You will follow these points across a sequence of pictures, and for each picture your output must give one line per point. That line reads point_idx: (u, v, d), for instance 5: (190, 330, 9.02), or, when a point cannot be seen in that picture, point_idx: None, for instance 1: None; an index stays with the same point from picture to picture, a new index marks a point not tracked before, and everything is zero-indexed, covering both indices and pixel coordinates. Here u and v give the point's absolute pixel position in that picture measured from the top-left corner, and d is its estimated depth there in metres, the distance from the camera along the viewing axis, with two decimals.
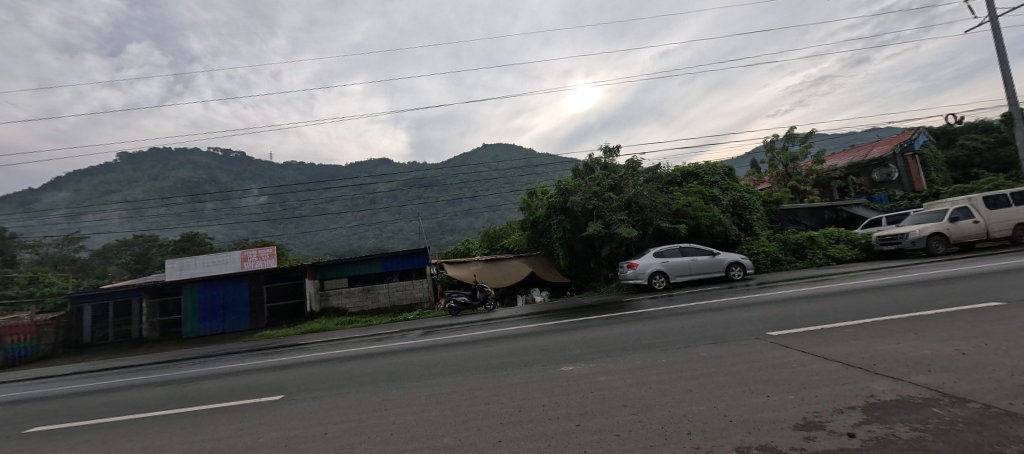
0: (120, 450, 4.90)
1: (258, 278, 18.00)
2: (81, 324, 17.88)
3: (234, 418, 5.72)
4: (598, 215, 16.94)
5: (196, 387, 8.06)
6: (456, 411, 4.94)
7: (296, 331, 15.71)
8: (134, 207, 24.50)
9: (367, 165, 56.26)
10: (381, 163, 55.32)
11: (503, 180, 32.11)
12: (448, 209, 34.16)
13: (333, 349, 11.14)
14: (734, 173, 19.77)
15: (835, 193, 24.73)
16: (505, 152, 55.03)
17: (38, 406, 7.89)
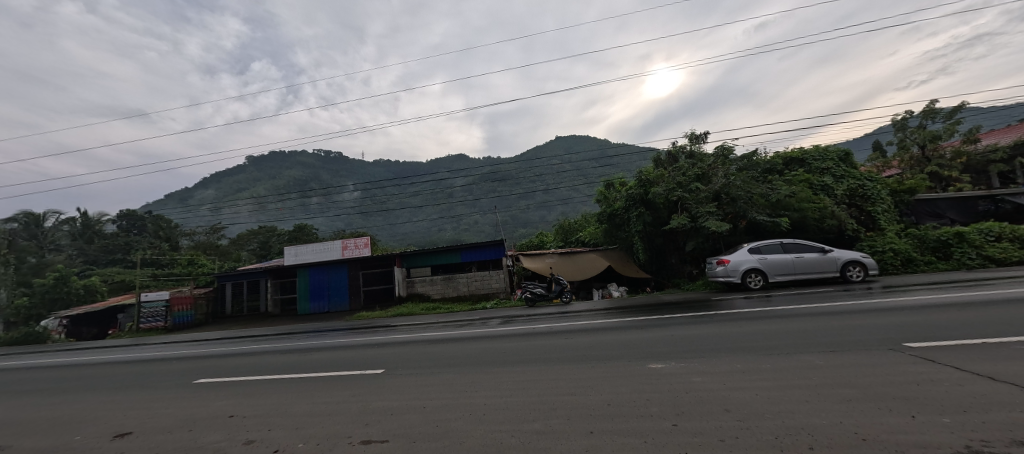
0: (245, 412, 4.64)
1: (353, 264, 18.15)
2: (225, 299, 19.58)
3: (342, 385, 5.52)
4: (682, 207, 13.60)
5: (312, 358, 8.02)
6: (540, 399, 4.05)
7: (389, 313, 15.44)
8: (259, 202, 27.44)
9: (445, 162, 59.09)
10: (457, 159, 57.75)
11: (577, 172, 30.63)
12: (520, 202, 33.33)
13: (417, 331, 10.56)
14: (852, 158, 14.99)
15: (995, 180, 18.14)
16: (577, 143, 53.65)
17: (189, 363, 8.26)
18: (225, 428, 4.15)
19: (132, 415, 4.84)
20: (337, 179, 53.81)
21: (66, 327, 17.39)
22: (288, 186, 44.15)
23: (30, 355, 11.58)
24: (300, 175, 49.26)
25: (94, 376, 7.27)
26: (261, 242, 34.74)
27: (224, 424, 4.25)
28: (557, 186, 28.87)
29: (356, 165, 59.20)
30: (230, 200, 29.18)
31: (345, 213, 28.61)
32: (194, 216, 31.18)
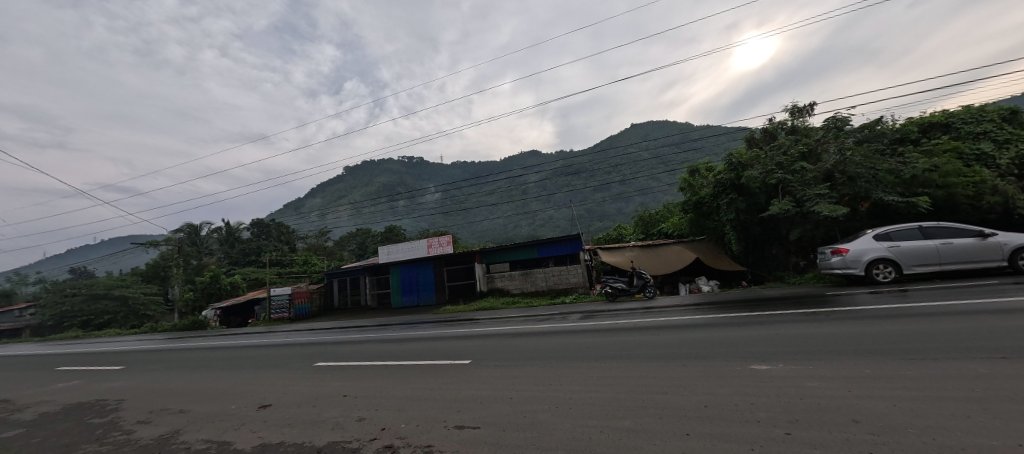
0: (355, 393, 5.18)
1: (438, 261, 19.22)
2: (332, 292, 22.11)
3: (434, 373, 5.88)
4: (785, 191, 11.78)
5: (407, 347, 8.67)
6: (627, 397, 3.86)
7: (471, 307, 16.12)
8: (356, 207, 30.52)
9: (519, 159, 59.84)
10: (531, 155, 58.12)
11: (657, 160, 28.82)
12: (596, 195, 32.42)
13: (499, 325, 10.83)
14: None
15: None
16: (656, 129, 50.48)
17: (309, 349, 9.52)
18: (341, 405, 4.68)
19: (271, 390, 5.71)
20: (420, 182, 57.69)
21: (220, 316, 21.13)
22: (380, 191, 48.44)
23: (196, 339, 14.27)
24: (389, 180, 53.62)
25: (241, 357, 8.72)
26: (360, 243, 38.64)
27: (340, 402, 4.80)
28: (635, 175, 27.49)
29: (437, 168, 62.81)
30: (333, 207, 32.92)
31: (429, 214, 30.51)
32: (306, 222, 35.78)
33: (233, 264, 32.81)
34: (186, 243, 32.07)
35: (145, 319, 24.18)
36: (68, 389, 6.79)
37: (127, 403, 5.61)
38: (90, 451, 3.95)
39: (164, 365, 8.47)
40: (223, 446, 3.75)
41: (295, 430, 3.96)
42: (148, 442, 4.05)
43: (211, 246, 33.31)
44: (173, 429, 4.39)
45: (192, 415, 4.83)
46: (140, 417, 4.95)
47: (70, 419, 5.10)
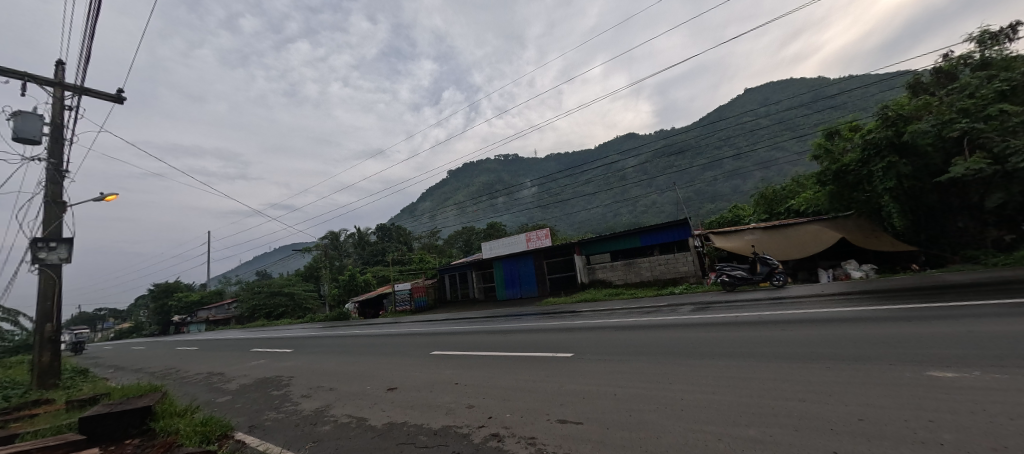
0: (464, 381, 5.35)
1: (538, 254, 19.19)
2: (444, 286, 23.69)
3: (539, 365, 5.76)
4: (977, 142, 8.93)
5: (513, 339, 8.74)
6: (752, 402, 3.19)
7: (573, 299, 15.85)
8: (460, 206, 32.50)
9: (615, 145, 57.25)
10: (628, 139, 55.06)
11: (780, 126, 24.74)
12: (705, 174, 29.22)
13: (603, 317, 10.36)
14: None
15: None
16: (777, 90, 43.48)
17: (426, 339, 10.32)
18: (453, 392, 4.84)
19: (396, 374, 6.24)
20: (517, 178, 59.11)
21: (358, 308, 24.44)
22: (480, 190, 50.94)
23: (341, 328, 16.68)
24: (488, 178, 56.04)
25: (373, 345, 9.82)
26: (465, 240, 41.12)
27: (452, 389, 4.97)
28: (753, 146, 24.00)
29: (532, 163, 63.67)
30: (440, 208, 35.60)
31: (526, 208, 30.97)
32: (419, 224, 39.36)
33: (365, 263, 37.71)
34: (330, 247, 37.86)
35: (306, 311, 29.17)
36: (254, 366, 8.43)
37: (294, 379, 6.70)
38: (270, 416, 4.74)
39: (317, 350, 10.02)
40: (360, 421, 4.13)
41: (416, 412, 4.20)
42: (308, 413, 4.71)
43: (348, 248, 38.76)
44: (325, 403, 5.03)
45: (339, 392, 5.50)
46: (301, 392, 5.82)
47: (256, 390, 6.26)
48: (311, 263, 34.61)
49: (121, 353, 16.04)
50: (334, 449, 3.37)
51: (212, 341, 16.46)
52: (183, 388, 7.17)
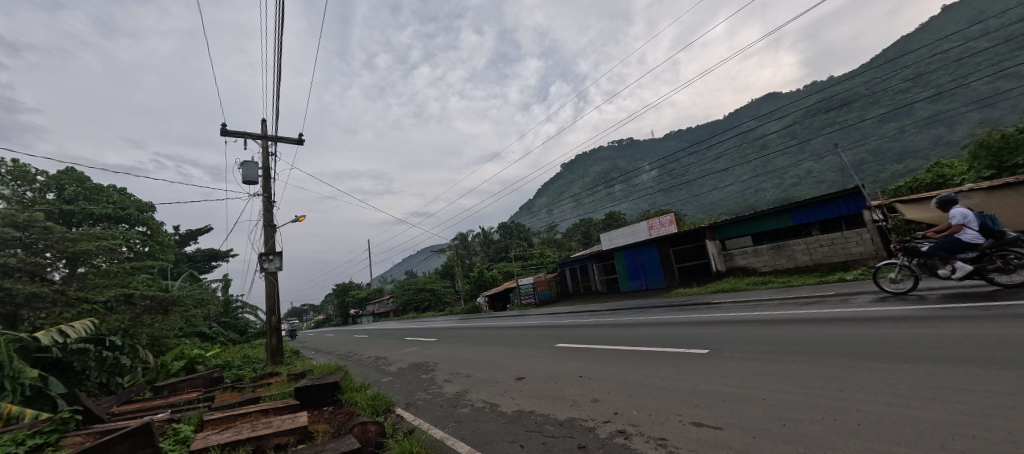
0: (590, 375, 5.30)
1: (662, 242, 17.55)
2: (567, 280, 23.84)
3: (672, 361, 5.31)
4: None
5: (639, 332, 8.26)
6: (964, 419, 2.30)
7: (709, 290, 14.29)
8: (576, 199, 32.27)
9: (750, 111, 49.55)
10: (767, 102, 47.14)
11: (1006, 45, 18.01)
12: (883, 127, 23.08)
13: (750, 309, 9.01)
14: None
15: None
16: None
17: (553, 331, 10.50)
18: (578, 385, 4.86)
19: (524, 365, 6.53)
20: (635, 163, 56.01)
21: (489, 301, 26.33)
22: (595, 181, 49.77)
23: (477, 320, 18.19)
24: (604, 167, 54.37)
25: (502, 336, 10.47)
26: (584, 232, 40.66)
27: (577, 382, 4.98)
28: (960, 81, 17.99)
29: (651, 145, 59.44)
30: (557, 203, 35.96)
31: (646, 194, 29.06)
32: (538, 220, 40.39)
33: (491, 259, 40.38)
34: (461, 247, 41.64)
35: (446, 304, 32.82)
36: (408, 353, 9.82)
37: (439, 365, 7.59)
38: (421, 397, 5.49)
39: (459, 340, 11.08)
40: (493, 407, 4.48)
41: (542, 402, 4.37)
42: (450, 396, 5.31)
43: (476, 247, 42.06)
44: (465, 388, 5.62)
45: (475, 379, 6.03)
46: (444, 377, 6.56)
47: (410, 373, 7.29)
48: (446, 261, 38.61)
49: (318, 338, 20.44)
50: (470, 431, 3.77)
51: (378, 331, 19.73)
52: (359, 368, 8.76)
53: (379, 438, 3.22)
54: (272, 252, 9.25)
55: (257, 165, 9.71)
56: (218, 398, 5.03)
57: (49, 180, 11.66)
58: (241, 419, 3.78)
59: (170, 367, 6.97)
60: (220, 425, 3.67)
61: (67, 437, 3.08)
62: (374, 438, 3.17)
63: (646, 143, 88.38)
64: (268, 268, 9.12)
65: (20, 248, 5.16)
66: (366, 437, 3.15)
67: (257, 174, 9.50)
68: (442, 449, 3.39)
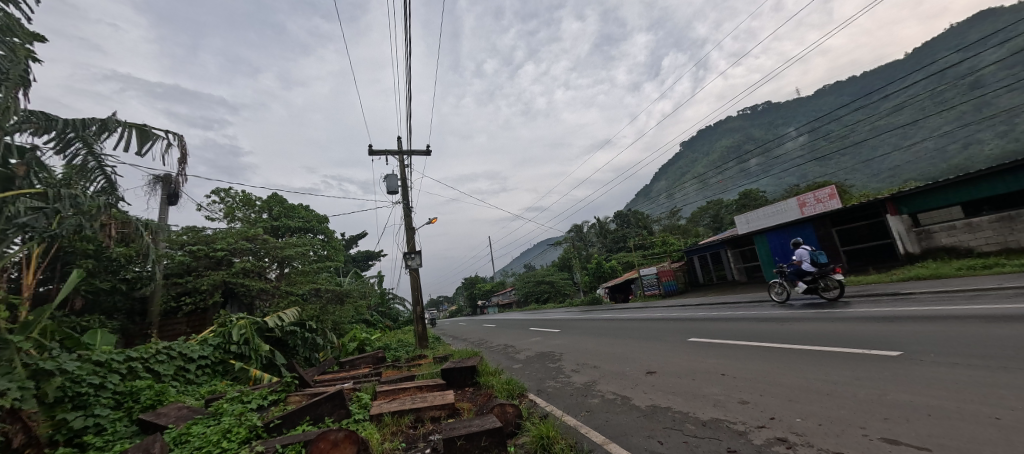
0: (733, 373, 4.85)
1: (823, 221, 13.62)
2: (696, 268, 21.58)
3: (846, 363, 4.45)
4: None
5: (790, 327, 7.15)
6: None
7: (892, 276, 10.76)
8: (702, 179, 29.09)
9: (947, 44, 37.94)
10: (976, 28, 35.48)
11: None
12: None
13: (961, 299, 6.89)
14: None
15: None
16: None
17: (682, 324, 9.65)
18: (721, 384, 4.49)
19: (655, 359, 6.28)
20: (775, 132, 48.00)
21: (609, 293, 25.69)
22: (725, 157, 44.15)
23: (596, 311, 17.80)
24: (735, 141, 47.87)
25: (627, 328, 10.22)
26: (713, 215, 36.46)
27: (720, 381, 4.60)
28: None
29: None
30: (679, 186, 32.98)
31: None
32: (658, 206, 37.68)
33: (609, 250, 38.70)
34: (577, 238, 41.51)
35: (566, 296, 33.49)
36: (534, 342, 10.34)
37: (564, 355, 7.85)
38: (551, 384, 5.83)
39: (579, 332, 11.04)
40: (625, 400, 4.52)
41: (679, 399, 4.22)
42: (579, 385, 5.52)
43: (593, 238, 41.35)
44: (594, 378, 5.75)
45: (603, 371, 6.12)
46: (572, 367, 6.77)
47: (537, 362, 7.71)
48: (563, 253, 38.88)
49: (455, 327, 22.84)
50: (604, 422, 3.90)
51: (505, 320, 21.11)
52: (491, 355, 9.57)
53: (516, 420, 3.56)
54: (413, 251, 10.74)
55: (396, 177, 11.38)
56: (385, 374, 6.11)
57: (265, 204, 15.67)
58: (405, 392, 4.62)
59: (348, 347, 8.80)
60: (391, 395, 4.55)
61: (291, 396, 4.35)
62: (512, 419, 3.53)
63: (791, 105, 74.55)
64: (412, 264, 10.63)
65: (255, 255, 9.32)
66: (505, 418, 3.53)
67: (397, 185, 11.13)
68: (578, 435, 3.59)
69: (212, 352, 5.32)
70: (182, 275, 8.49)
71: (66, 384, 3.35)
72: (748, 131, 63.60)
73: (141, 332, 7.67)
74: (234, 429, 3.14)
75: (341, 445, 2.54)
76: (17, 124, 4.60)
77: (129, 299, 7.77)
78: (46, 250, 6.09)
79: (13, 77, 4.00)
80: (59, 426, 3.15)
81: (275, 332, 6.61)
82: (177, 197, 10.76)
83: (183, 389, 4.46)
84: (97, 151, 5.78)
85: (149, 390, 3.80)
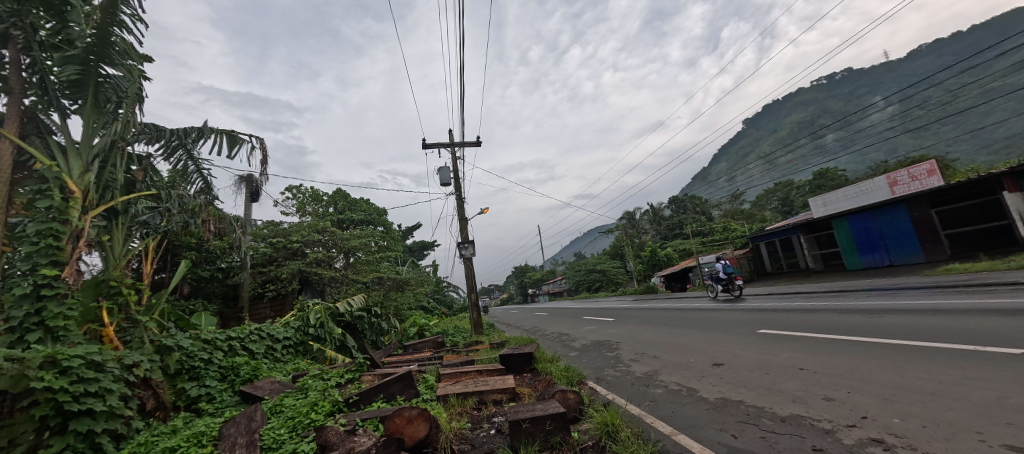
0: (815, 368, 4.34)
1: (921, 201, 11.72)
2: (761, 257, 18.60)
3: (959, 361, 3.84)
4: None
5: (882, 319, 6.40)
6: None
7: (1011, 263, 9.31)
8: (770, 159, 26.68)
9: None
10: None
11: None
12: None
13: None
14: None
15: None
16: None
17: (748, 315, 8.91)
18: (800, 379, 4.02)
19: (722, 351, 5.80)
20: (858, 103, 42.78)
21: (665, 281, 24.49)
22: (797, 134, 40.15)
23: (652, 301, 16.98)
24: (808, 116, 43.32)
25: (688, 318, 9.73)
26: (782, 199, 33.42)
27: (797, 375, 4.15)
28: None
29: None
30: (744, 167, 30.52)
31: None
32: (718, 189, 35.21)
33: (664, 237, 36.94)
34: (630, 226, 40.10)
35: (618, 285, 32.48)
36: (587, 332, 10.10)
37: (622, 344, 7.62)
38: (610, 373, 5.50)
39: (634, 323, 10.61)
40: (691, 391, 4.12)
41: (752, 393, 3.80)
42: (642, 375, 5.14)
43: (646, 225, 39.76)
44: (654, 369, 5.40)
45: (665, 361, 5.73)
46: (630, 356, 6.50)
47: (594, 350, 7.56)
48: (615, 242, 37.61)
49: (507, 315, 23.14)
50: (671, 412, 3.57)
51: (557, 309, 21.03)
52: (546, 343, 9.56)
53: (578, 406, 3.35)
54: (466, 241, 11.00)
55: (448, 169, 11.64)
56: (446, 357, 6.27)
57: (331, 199, 16.79)
58: (467, 376, 4.72)
59: (409, 331, 9.23)
60: (454, 377, 4.69)
61: (364, 375, 4.67)
62: (574, 405, 3.33)
63: (877, 72, 65.96)
64: (465, 254, 10.91)
65: (326, 246, 10.09)
66: (568, 403, 3.34)
67: (450, 177, 11.39)
68: (643, 425, 3.34)
69: (295, 333, 5.78)
70: (266, 264, 9.44)
71: (183, 358, 3.90)
72: (824, 104, 57.31)
73: (236, 315, 8.70)
74: (320, 402, 3.43)
75: (415, 422, 2.71)
76: (135, 136, 5.32)
77: (224, 285, 8.75)
78: (159, 244, 6.97)
79: (131, 98, 4.53)
80: (180, 394, 3.73)
81: (346, 316, 7.13)
82: (259, 194, 11.92)
83: (273, 365, 4.95)
84: (195, 157, 6.43)
85: (245, 365, 4.29)
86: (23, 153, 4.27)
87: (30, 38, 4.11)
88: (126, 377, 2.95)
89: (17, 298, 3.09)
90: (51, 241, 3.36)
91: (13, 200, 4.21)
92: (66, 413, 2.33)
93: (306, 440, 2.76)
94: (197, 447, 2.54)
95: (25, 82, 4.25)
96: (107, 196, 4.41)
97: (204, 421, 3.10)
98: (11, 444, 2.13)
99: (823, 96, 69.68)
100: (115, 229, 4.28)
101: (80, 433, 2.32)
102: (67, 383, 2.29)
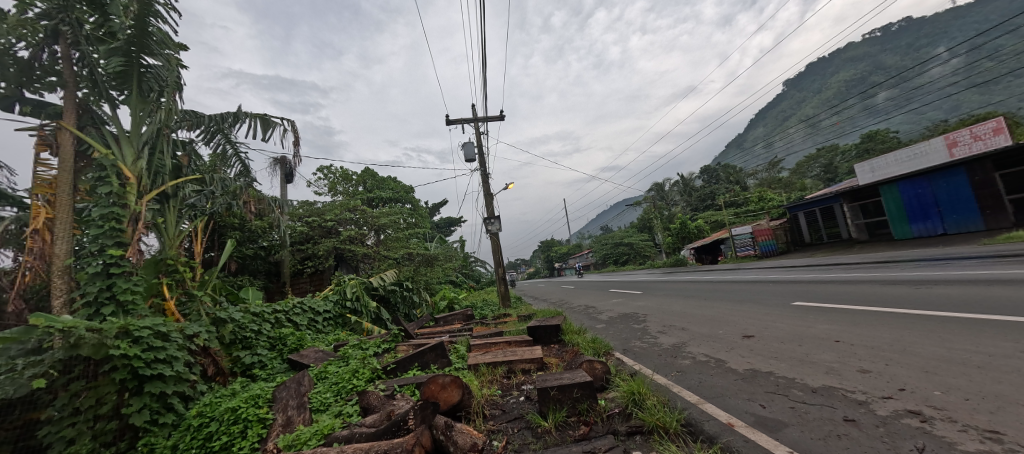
0: (850, 340, 4.36)
1: (983, 163, 10.96)
2: (800, 227, 17.80)
3: (1014, 334, 3.75)
4: None
5: (927, 290, 6.19)
6: None
7: None
8: (811, 123, 25.06)
9: None
10: None
11: None
12: None
13: None
14: None
15: None
16: None
17: (783, 287, 8.73)
18: (836, 351, 4.05)
19: (753, 323, 5.80)
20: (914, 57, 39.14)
21: (694, 254, 23.96)
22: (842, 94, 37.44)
23: (681, 274, 16.72)
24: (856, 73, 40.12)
25: (719, 291, 9.67)
26: (825, 165, 31.52)
27: (833, 348, 4.16)
28: None
29: None
30: (781, 133, 28.91)
31: None
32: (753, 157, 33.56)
33: (694, 208, 35.91)
34: (658, 197, 39.07)
35: (646, 258, 32.03)
36: (616, 305, 10.19)
37: (649, 317, 7.73)
38: (637, 344, 5.66)
39: (662, 295, 10.57)
40: (719, 363, 4.24)
41: (782, 364, 3.88)
42: (666, 346, 5.29)
43: (676, 196, 38.57)
44: (681, 340, 5.51)
45: (693, 333, 5.82)
46: (658, 328, 6.60)
47: (621, 322, 7.70)
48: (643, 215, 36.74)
49: (534, 288, 23.58)
50: (696, 382, 3.72)
51: (584, 282, 21.19)
52: (574, 315, 9.77)
53: (605, 375, 3.52)
54: (493, 216, 11.22)
55: (474, 145, 11.71)
56: (475, 329, 6.61)
57: (360, 178, 17.27)
58: (496, 346, 5.00)
59: (439, 304, 9.75)
60: (483, 347, 4.98)
61: (400, 345, 5.04)
62: (601, 374, 3.51)
63: (940, 20, 59.63)
64: (491, 229, 11.16)
65: (359, 223, 10.53)
66: (594, 373, 3.53)
67: (474, 152, 11.49)
68: (668, 393, 3.52)
69: (333, 307, 6.27)
70: (304, 242, 10.06)
71: (236, 329, 4.29)
72: (876, 59, 52.64)
73: (279, 289, 9.36)
74: (360, 369, 3.79)
75: (448, 388, 2.95)
76: (177, 122, 5.73)
77: (266, 262, 9.35)
78: (207, 225, 7.56)
79: (170, 86, 4.86)
80: (236, 361, 4.14)
81: (379, 290, 7.59)
82: (293, 175, 12.56)
83: (316, 336, 5.42)
84: (233, 140, 6.85)
85: (291, 336, 4.74)
86: (82, 144, 4.73)
87: (78, 33, 4.53)
88: (188, 346, 3.35)
89: (91, 275, 3.52)
90: (114, 225, 3.75)
91: (78, 186, 4.73)
92: (140, 377, 2.69)
93: (350, 403, 3.14)
94: (255, 407, 2.85)
95: (77, 75, 4.69)
96: (159, 181, 4.81)
97: (261, 385, 3.49)
98: (100, 403, 2.50)
99: (875, 51, 63.82)
100: (166, 212, 4.72)
101: (155, 394, 2.70)
102: (139, 351, 2.66)
